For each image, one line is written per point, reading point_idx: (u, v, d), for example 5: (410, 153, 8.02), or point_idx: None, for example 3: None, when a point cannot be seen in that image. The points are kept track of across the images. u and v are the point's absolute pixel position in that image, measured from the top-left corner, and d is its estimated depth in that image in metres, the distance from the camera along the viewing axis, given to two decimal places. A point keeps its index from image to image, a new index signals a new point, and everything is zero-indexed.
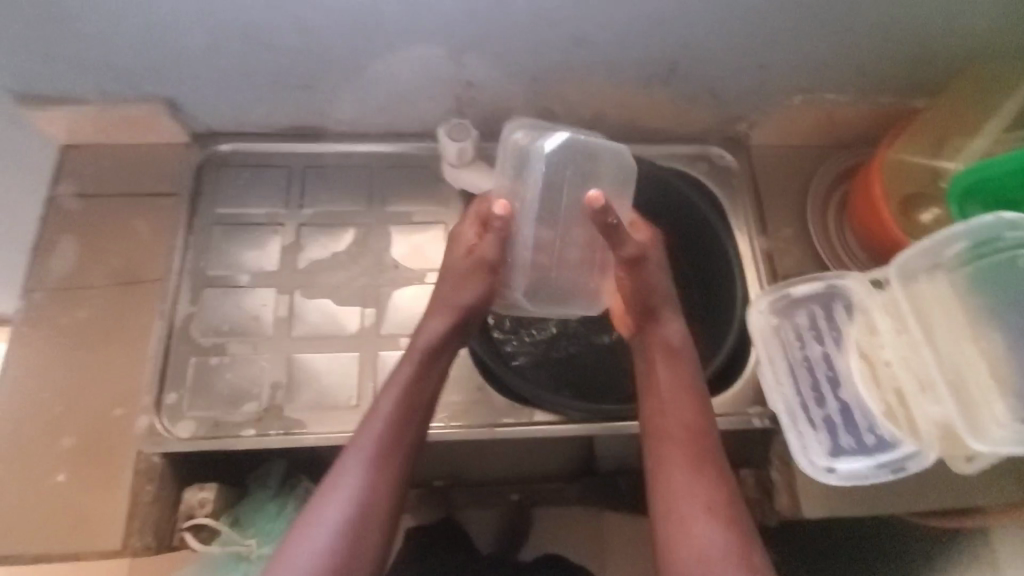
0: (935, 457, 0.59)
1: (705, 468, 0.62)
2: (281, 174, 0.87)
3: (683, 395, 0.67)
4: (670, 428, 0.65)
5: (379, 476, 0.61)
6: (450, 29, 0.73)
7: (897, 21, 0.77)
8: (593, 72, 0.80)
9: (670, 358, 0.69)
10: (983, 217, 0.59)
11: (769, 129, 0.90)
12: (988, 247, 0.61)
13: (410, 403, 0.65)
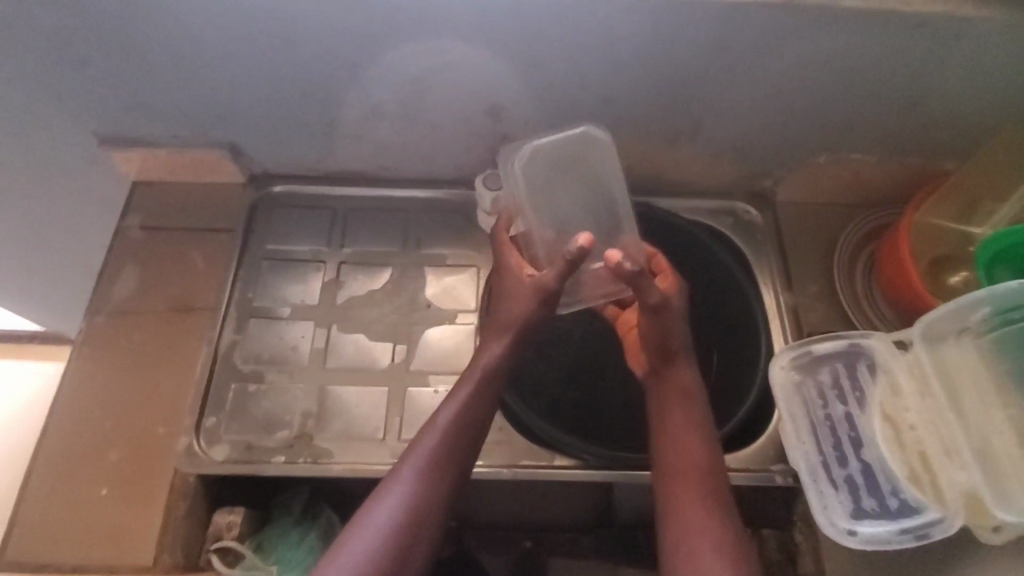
0: (960, 526, 0.57)
1: (717, 513, 0.63)
2: (326, 215, 0.94)
3: (694, 436, 0.68)
4: (687, 474, 0.66)
5: (430, 492, 0.65)
6: (489, 88, 0.79)
7: (931, 89, 0.77)
8: (622, 129, 0.84)
9: (683, 403, 0.71)
10: (1009, 283, 0.60)
11: (795, 187, 0.92)
12: (1017, 313, 0.61)
13: (466, 421, 0.69)
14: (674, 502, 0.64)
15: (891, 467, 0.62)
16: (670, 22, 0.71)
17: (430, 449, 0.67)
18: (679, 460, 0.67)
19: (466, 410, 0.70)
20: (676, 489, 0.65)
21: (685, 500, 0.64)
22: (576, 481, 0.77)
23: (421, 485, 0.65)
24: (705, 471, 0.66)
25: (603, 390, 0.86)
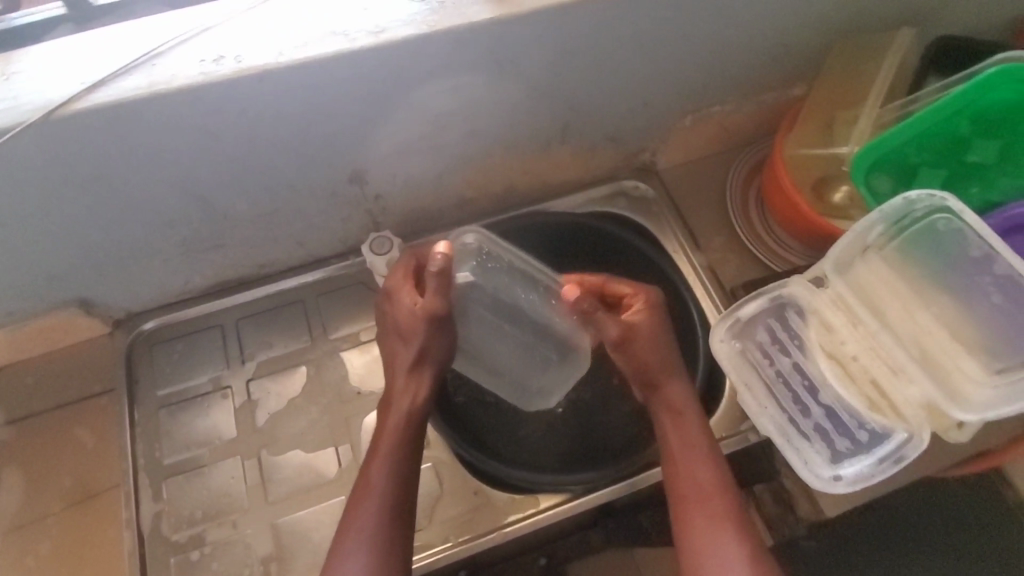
0: (929, 436, 0.59)
1: (732, 534, 0.61)
2: (215, 334, 0.85)
3: (698, 454, 0.65)
4: (694, 499, 0.63)
5: (388, 550, 0.60)
6: (342, 158, 0.73)
7: (771, 34, 0.78)
8: (491, 153, 0.81)
9: (678, 422, 0.68)
10: (893, 200, 0.62)
11: (672, 150, 0.92)
12: (907, 220, 0.63)
13: (402, 471, 0.64)
14: (692, 535, 0.62)
15: (850, 401, 0.64)
16: (506, 49, 0.66)
17: (373, 503, 0.62)
18: (694, 492, 0.63)
19: (394, 461, 0.65)
20: (700, 526, 0.62)
21: (707, 536, 0.61)
22: (568, 516, 0.75)
23: (382, 543, 0.60)
24: (719, 497, 0.63)
25: (563, 408, 0.82)
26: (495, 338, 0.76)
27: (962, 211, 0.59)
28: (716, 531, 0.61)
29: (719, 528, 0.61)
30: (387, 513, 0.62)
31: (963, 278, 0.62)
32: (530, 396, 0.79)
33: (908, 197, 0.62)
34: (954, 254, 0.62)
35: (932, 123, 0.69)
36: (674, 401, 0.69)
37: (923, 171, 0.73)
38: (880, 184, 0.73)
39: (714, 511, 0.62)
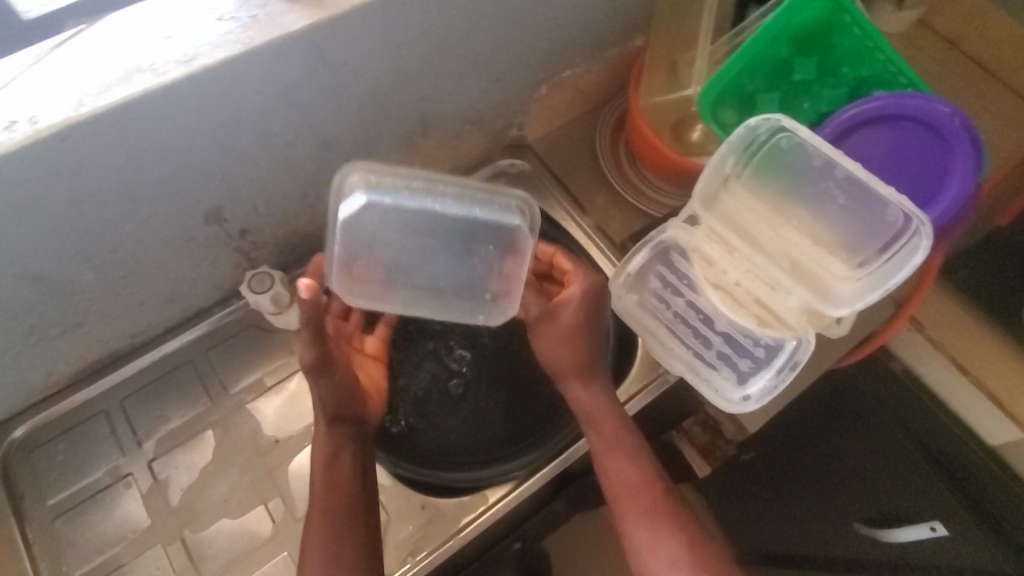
0: (813, 336, 0.65)
1: (666, 527, 0.64)
2: (100, 421, 0.77)
3: (626, 451, 0.67)
4: (628, 497, 0.65)
5: None
6: (190, 200, 0.67)
7: None
8: (353, 161, 0.78)
9: (608, 420, 0.68)
10: (737, 129, 0.65)
11: (536, 121, 0.93)
12: (754, 146, 0.67)
13: (347, 529, 0.61)
14: (631, 532, 0.64)
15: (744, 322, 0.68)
16: (335, 51, 0.62)
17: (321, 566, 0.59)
18: (619, 494, 0.66)
19: (334, 519, 0.61)
20: (637, 522, 0.64)
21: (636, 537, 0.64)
22: (520, 501, 0.75)
23: None
24: (645, 495, 0.65)
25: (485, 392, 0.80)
26: (427, 271, 0.68)
27: (796, 129, 0.62)
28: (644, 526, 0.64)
29: (646, 526, 0.64)
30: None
31: (814, 188, 0.67)
32: (482, 307, 0.70)
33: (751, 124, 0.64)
34: (801, 168, 0.66)
35: (755, 50, 0.73)
36: (600, 401, 0.69)
37: (760, 97, 0.77)
38: (724, 119, 0.77)
39: (638, 508, 0.65)
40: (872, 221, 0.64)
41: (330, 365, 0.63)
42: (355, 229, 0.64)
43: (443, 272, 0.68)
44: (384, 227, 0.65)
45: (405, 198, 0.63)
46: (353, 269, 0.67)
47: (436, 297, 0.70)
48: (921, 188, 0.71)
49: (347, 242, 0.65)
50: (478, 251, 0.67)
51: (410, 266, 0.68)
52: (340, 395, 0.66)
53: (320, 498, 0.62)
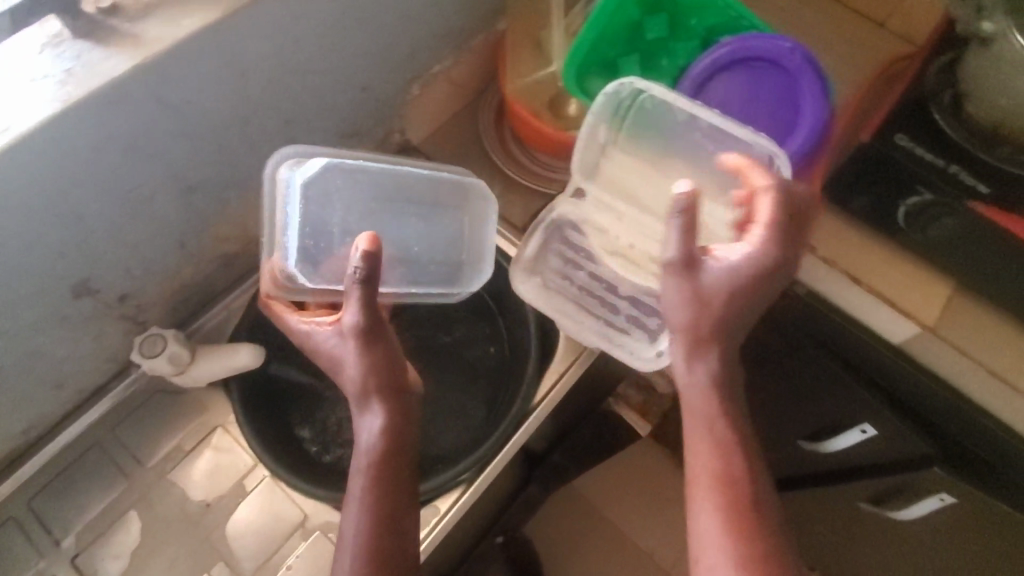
0: None
1: (745, 527, 0.52)
2: (9, 531, 0.71)
3: (711, 435, 0.56)
4: (707, 491, 0.54)
5: None
6: (50, 278, 0.62)
7: None
8: (226, 201, 0.74)
9: (711, 393, 0.57)
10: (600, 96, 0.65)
11: (416, 122, 0.91)
12: (622, 109, 0.68)
13: (375, 523, 0.55)
14: (699, 534, 0.53)
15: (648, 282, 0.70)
16: (172, 90, 0.58)
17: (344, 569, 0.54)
18: (700, 480, 0.55)
19: (375, 507, 0.56)
20: (710, 522, 0.53)
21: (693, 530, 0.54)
22: (471, 504, 0.75)
23: None
24: (727, 488, 0.54)
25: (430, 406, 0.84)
26: (395, 238, 0.73)
27: (653, 90, 0.65)
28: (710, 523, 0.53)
29: (722, 528, 0.52)
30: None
31: (686, 141, 0.69)
32: (458, 274, 0.78)
33: (612, 89, 0.65)
34: (669, 124, 0.69)
35: (604, 18, 0.75)
36: (710, 366, 0.57)
37: (621, 62, 0.78)
38: (591, 90, 0.78)
39: (720, 501, 0.53)
40: (739, 163, 0.65)
41: (382, 334, 0.57)
42: (316, 194, 0.65)
43: (410, 236, 0.74)
44: (357, 193, 0.69)
45: (360, 179, 0.69)
46: (318, 255, 0.65)
47: (406, 268, 0.74)
48: (780, 124, 0.74)
49: (308, 207, 0.64)
50: (445, 215, 0.77)
51: (385, 232, 0.72)
52: (383, 372, 0.58)
53: (376, 491, 0.56)
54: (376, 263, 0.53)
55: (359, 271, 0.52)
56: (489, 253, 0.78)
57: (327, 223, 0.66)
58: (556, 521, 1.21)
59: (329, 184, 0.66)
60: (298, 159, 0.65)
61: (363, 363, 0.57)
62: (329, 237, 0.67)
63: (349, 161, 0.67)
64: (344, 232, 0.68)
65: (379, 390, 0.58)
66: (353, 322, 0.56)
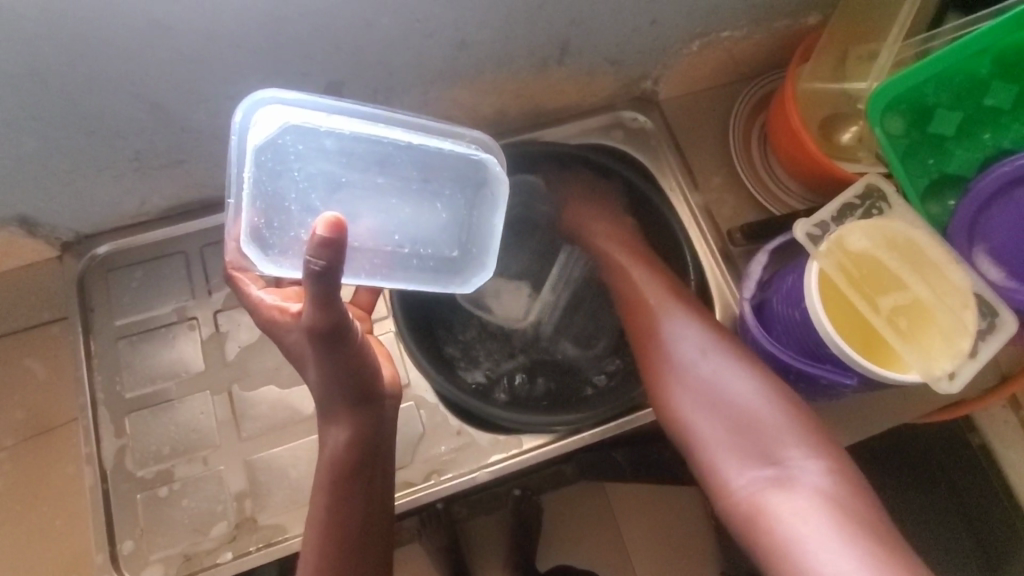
0: (942, 385, 0.59)
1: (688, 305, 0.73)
2: (178, 262, 0.77)
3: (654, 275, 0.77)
4: (652, 291, 0.75)
5: (341, 564, 0.57)
6: (317, 67, 0.65)
7: None
8: (481, 70, 0.73)
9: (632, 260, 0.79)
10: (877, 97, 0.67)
11: (675, 79, 0.86)
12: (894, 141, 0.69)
13: (348, 480, 0.58)
14: (656, 331, 0.72)
15: (834, 348, 0.61)
16: None
17: (322, 506, 0.58)
18: (643, 301, 0.75)
19: (352, 478, 0.58)
20: (659, 311, 0.73)
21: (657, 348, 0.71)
22: (555, 455, 0.74)
23: (338, 551, 0.57)
24: (673, 304, 0.73)
25: (543, 362, 0.83)
26: (372, 222, 0.63)
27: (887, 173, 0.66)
28: (683, 342, 0.70)
29: (669, 320, 0.72)
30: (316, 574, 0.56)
31: (934, 237, 0.64)
32: (453, 267, 0.67)
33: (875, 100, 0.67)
34: (920, 175, 0.70)
35: (958, 59, 0.65)
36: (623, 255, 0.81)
37: (939, 112, 0.69)
38: (892, 124, 0.69)
39: (661, 305, 0.73)
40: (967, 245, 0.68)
41: (345, 334, 0.52)
42: (269, 160, 0.57)
43: (414, 219, 0.65)
44: (322, 163, 0.60)
45: (329, 149, 0.60)
46: (266, 228, 0.58)
47: (390, 259, 0.64)
48: None
49: (263, 177, 0.58)
50: (444, 196, 0.65)
51: (360, 209, 0.62)
52: (339, 372, 0.55)
53: (343, 463, 0.58)
54: (340, 256, 0.44)
55: (317, 264, 0.44)
56: (495, 243, 0.66)
57: (283, 200, 0.59)
58: (581, 510, 1.19)
59: (287, 150, 0.58)
60: (295, 106, 0.57)
61: (325, 367, 0.55)
62: (286, 217, 0.59)
63: (312, 122, 0.57)
64: (302, 204, 0.60)
65: (344, 400, 0.58)
66: (313, 320, 0.50)
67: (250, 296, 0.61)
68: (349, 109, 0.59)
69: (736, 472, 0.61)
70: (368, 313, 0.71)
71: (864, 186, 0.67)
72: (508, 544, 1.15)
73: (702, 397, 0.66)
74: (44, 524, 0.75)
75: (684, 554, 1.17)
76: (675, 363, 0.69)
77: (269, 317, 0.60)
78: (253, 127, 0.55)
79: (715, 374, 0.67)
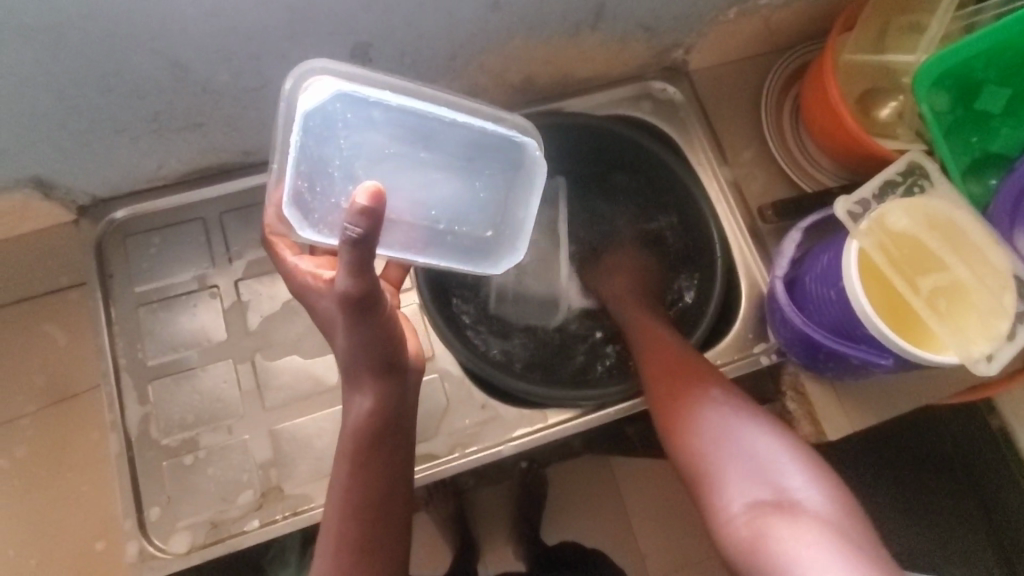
0: (982, 366, 0.59)
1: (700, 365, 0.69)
2: (197, 229, 0.75)
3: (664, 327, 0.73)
4: (663, 354, 0.70)
5: (362, 540, 0.55)
6: (345, 28, 0.62)
7: None
8: (513, 34, 0.70)
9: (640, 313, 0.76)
10: (926, 70, 0.65)
11: (708, 48, 0.83)
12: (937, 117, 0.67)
13: (369, 455, 0.57)
14: (670, 380, 0.68)
15: (871, 327, 0.60)
16: None
17: (343, 480, 0.57)
18: (653, 350, 0.71)
19: (373, 453, 0.57)
20: (670, 364, 0.69)
21: (665, 373, 0.68)
22: (579, 430, 0.74)
23: (359, 524, 0.55)
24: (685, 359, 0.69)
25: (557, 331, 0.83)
26: (411, 196, 0.62)
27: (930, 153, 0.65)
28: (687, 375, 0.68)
29: (682, 374, 0.68)
30: (333, 567, 0.54)
31: (975, 216, 0.63)
32: (483, 248, 0.66)
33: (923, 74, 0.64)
34: (962, 154, 0.69)
35: (1011, 34, 0.64)
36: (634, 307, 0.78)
37: (987, 89, 0.68)
38: (939, 101, 0.67)
39: (671, 358, 0.69)
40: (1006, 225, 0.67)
41: (375, 303, 0.50)
42: (317, 125, 0.56)
43: (449, 196, 0.64)
44: (370, 133, 0.59)
45: (375, 119, 0.59)
46: (308, 192, 0.57)
47: (425, 233, 0.63)
48: None
49: (311, 141, 0.56)
50: (480, 175, 0.64)
51: (399, 181, 0.61)
52: (369, 344, 0.54)
53: (366, 438, 0.56)
54: (377, 226, 0.42)
55: (354, 232, 0.41)
56: (529, 228, 0.64)
57: (327, 165, 0.58)
58: (585, 483, 1.20)
59: (336, 116, 0.57)
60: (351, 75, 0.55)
61: (353, 336, 0.53)
62: (329, 182, 0.58)
63: (362, 92, 0.55)
64: (344, 171, 0.59)
65: (368, 368, 0.55)
66: (345, 287, 0.47)
67: (287, 264, 0.59)
68: (402, 85, 0.56)
69: (747, 509, 0.56)
70: (396, 287, 0.65)
71: (906, 163, 0.65)
72: (515, 513, 1.17)
73: (708, 430, 0.63)
74: (66, 489, 0.75)
75: (688, 526, 1.18)
76: (691, 409, 0.65)
77: (302, 283, 0.58)
78: (305, 92, 0.53)
79: (713, 406, 0.65)
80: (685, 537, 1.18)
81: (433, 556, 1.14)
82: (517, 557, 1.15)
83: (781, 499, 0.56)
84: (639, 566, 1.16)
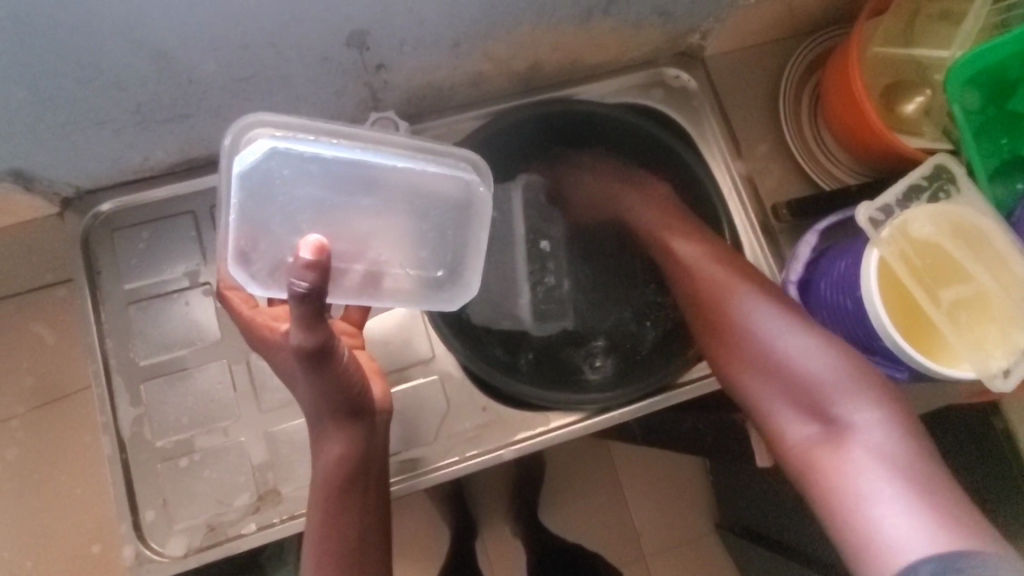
0: (999, 383, 0.57)
1: (744, 300, 0.67)
2: (187, 222, 0.72)
3: (703, 266, 0.72)
4: (707, 299, 0.70)
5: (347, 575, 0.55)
6: (340, 17, 0.57)
7: None
8: (519, 21, 0.66)
9: (673, 238, 0.75)
10: (956, 68, 0.61)
11: (726, 34, 0.78)
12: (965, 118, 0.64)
13: (340, 492, 0.56)
14: (710, 324, 0.69)
15: (887, 339, 0.57)
16: None
17: (315, 519, 0.56)
18: (692, 295, 0.71)
19: (349, 490, 0.57)
20: (708, 314, 0.69)
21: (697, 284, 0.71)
22: (582, 433, 0.73)
23: (342, 560, 0.55)
24: (721, 303, 0.68)
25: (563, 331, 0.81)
26: (357, 241, 0.59)
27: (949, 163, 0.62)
28: (794, 342, 0.64)
29: (724, 314, 0.68)
30: None
31: (1003, 225, 0.61)
32: (437, 287, 0.64)
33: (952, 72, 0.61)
34: (988, 155, 0.66)
35: None
36: (667, 234, 0.76)
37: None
38: (971, 99, 0.64)
39: (709, 306, 0.69)
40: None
41: (331, 353, 0.49)
42: (256, 185, 0.54)
43: (398, 238, 0.61)
44: (311, 187, 0.56)
45: (313, 174, 0.55)
46: (253, 250, 0.56)
47: (383, 275, 0.62)
48: None
49: (248, 203, 0.54)
50: (429, 217, 0.61)
51: (346, 227, 0.58)
52: (335, 395, 0.53)
53: (336, 480, 0.56)
54: (325, 277, 0.43)
55: (301, 286, 0.43)
56: (481, 265, 0.64)
57: (267, 223, 0.56)
58: (584, 468, 1.19)
59: (273, 175, 0.54)
60: (286, 129, 0.52)
61: (311, 387, 0.52)
62: (272, 239, 0.57)
63: (296, 149, 0.52)
64: (287, 227, 0.56)
65: (333, 415, 0.55)
66: (299, 344, 0.47)
67: (244, 317, 0.59)
68: (340, 135, 0.53)
69: (780, 405, 0.63)
70: (360, 327, 0.65)
71: (933, 166, 0.63)
72: (513, 497, 1.17)
73: (747, 325, 0.66)
74: (65, 483, 0.76)
75: (686, 511, 1.18)
76: (738, 348, 0.66)
77: (260, 335, 0.58)
78: (240, 155, 0.52)
79: (823, 363, 0.61)
80: (682, 521, 1.18)
81: (429, 539, 1.15)
82: (515, 540, 1.16)
83: (811, 396, 0.61)
84: (636, 551, 1.17)
